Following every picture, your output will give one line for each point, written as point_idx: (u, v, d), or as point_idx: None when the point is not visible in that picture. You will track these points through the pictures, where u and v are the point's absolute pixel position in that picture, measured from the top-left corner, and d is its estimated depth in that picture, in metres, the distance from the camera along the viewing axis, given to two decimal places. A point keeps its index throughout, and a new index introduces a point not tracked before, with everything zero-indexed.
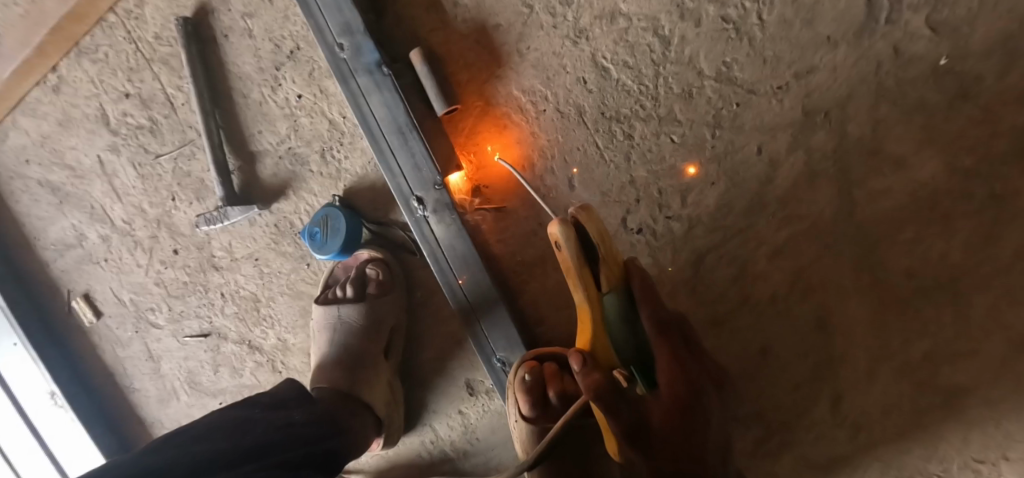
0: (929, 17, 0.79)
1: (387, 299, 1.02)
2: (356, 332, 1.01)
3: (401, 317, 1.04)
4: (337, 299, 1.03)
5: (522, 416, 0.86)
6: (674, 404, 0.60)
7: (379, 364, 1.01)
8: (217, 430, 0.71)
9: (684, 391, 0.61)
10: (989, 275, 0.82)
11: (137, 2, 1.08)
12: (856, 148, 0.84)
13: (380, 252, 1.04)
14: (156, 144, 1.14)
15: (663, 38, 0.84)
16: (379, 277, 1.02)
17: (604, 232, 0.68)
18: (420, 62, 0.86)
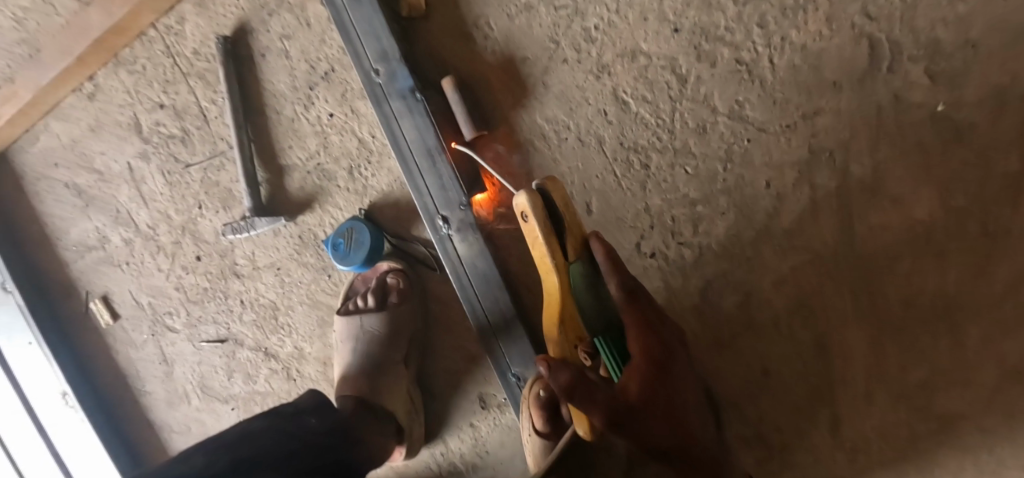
0: (928, 67, 0.85)
1: (407, 308, 1.05)
2: (377, 340, 1.05)
3: (418, 325, 1.08)
4: (359, 308, 1.07)
5: (534, 430, 0.91)
6: (640, 376, 0.68)
7: (398, 371, 1.05)
8: (233, 443, 0.73)
9: (648, 362, 0.70)
10: (981, 310, 0.87)
11: (178, 18, 1.13)
12: (857, 185, 0.89)
13: (400, 262, 1.08)
14: (187, 154, 1.18)
15: (680, 76, 0.90)
16: (399, 286, 1.06)
17: (569, 200, 0.77)
18: (451, 89, 0.91)
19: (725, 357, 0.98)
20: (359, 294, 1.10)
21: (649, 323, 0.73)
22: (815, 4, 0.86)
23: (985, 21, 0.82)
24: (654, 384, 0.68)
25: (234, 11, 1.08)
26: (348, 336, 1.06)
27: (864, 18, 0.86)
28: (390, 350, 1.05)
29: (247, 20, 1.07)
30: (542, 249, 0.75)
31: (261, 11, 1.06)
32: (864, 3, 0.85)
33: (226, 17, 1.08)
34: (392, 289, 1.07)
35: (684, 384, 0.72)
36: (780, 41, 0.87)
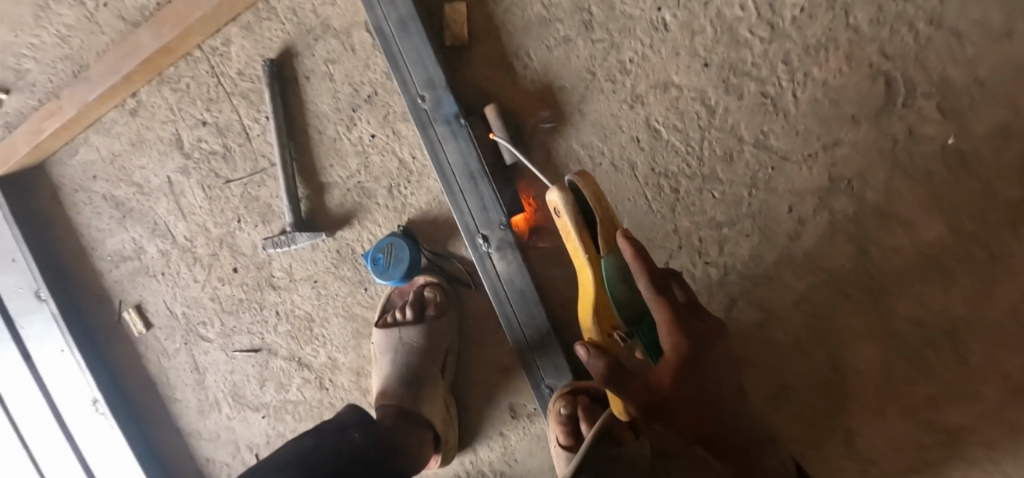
0: (939, 103, 0.91)
1: (443, 320, 1.11)
2: (415, 351, 1.10)
3: (454, 338, 1.13)
4: (397, 320, 1.12)
5: (560, 444, 0.97)
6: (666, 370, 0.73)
7: (436, 382, 1.10)
8: (288, 463, 0.78)
9: (676, 356, 0.74)
10: (988, 329, 0.92)
11: (223, 40, 1.17)
12: (873, 211, 0.95)
13: (435, 277, 1.13)
14: (228, 170, 1.22)
15: (709, 107, 0.96)
16: (436, 299, 1.12)
17: (600, 196, 0.82)
18: (494, 116, 0.97)
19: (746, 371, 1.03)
20: (396, 307, 1.15)
21: (682, 319, 0.75)
22: (837, 43, 0.92)
23: (993, 60, 0.89)
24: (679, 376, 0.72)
25: (280, 35, 1.12)
26: (386, 348, 1.11)
27: (881, 57, 0.92)
28: (427, 361, 1.10)
29: (293, 44, 1.12)
30: (574, 243, 0.84)
31: (307, 36, 1.11)
32: (881, 43, 0.92)
33: (272, 41, 1.13)
34: (428, 302, 1.12)
35: (714, 378, 0.75)
36: (803, 77, 0.93)
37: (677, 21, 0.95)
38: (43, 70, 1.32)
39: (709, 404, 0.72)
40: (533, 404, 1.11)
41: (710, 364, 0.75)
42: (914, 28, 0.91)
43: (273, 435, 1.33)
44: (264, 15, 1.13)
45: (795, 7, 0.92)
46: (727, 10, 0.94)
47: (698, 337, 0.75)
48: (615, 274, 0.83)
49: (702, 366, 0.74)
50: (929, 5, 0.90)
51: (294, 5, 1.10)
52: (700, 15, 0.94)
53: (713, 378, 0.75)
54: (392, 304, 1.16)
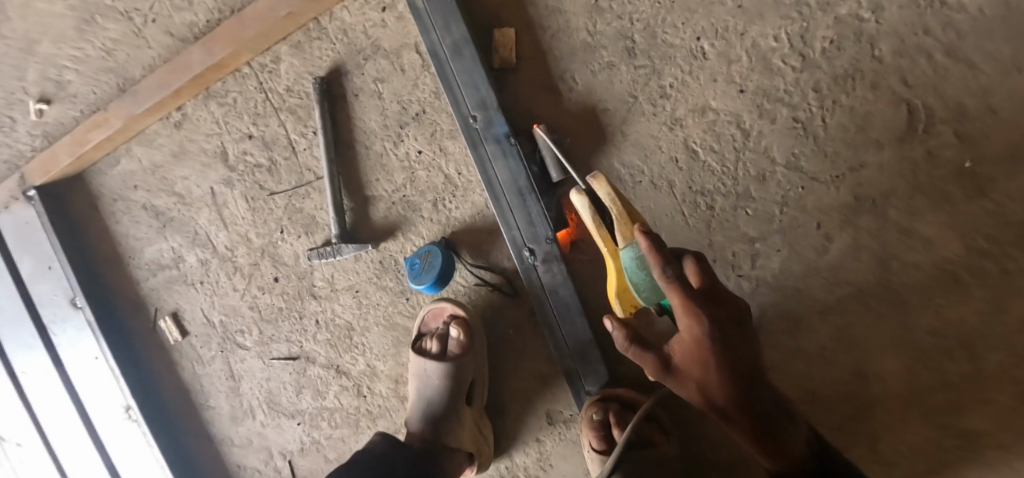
0: (956, 129, 0.97)
1: (467, 357, 1.14)
2: (442, 384, 1.13)
3: (480, 371, 1.16)
4: (426, 351, 1.16)
5: (593, 449, 1.04)
6: (679, 352, 0.77)
7: (462, 413, 1.14)
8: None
9: (687, 341, 0.75)
10: (1002, 338, 0.99)
11: (273, 58, 1.21)
12: (895, 228, 1.01)
13: (464, 312, 1.15)
14: (273, 183, 1.26)
15: (744, 130, 1.03)
16: (460, 337, 1.14)
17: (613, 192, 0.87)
18: (542, 136, 1.02)
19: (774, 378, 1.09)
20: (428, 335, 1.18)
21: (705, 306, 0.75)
22: (863, 72, 0.99)
23: (1005, 91, 0.94)
24: (689, 360, 0.75)
25: (330, 55, 1.17)
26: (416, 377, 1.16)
27: (903, 86, 0.98)
28: (455, 395, 1.14)
29: (343, 63, 1.17)
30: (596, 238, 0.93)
31: (357, 56, 1.16)
32: (903, 73, 0.98)
33: (322, 59, 1.18)
34: (454, 337, 1.15)
35: (730, 360, 0.74)
36: (832, 103, 1.00)
37: (714, 49, 1.02)
38: (87, 81, 1.31)
39: (723, 386, 0.74)
40: (569, 410, 1.16)
41: (726, 347, 0.74)
42: (933, 60, 0.96)
43: (307, 441, 1.36)
44: (315, 35, 1.17)
45: (824, 39, 0.99)
46: (761, 41, 1.01)
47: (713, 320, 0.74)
48: (630, 265, 0.88)
49: (718, 350, 0.74)
50: (947, 37, 0.95)
51: (345, 26, 1.15)
52: (736, 44, 1.01)
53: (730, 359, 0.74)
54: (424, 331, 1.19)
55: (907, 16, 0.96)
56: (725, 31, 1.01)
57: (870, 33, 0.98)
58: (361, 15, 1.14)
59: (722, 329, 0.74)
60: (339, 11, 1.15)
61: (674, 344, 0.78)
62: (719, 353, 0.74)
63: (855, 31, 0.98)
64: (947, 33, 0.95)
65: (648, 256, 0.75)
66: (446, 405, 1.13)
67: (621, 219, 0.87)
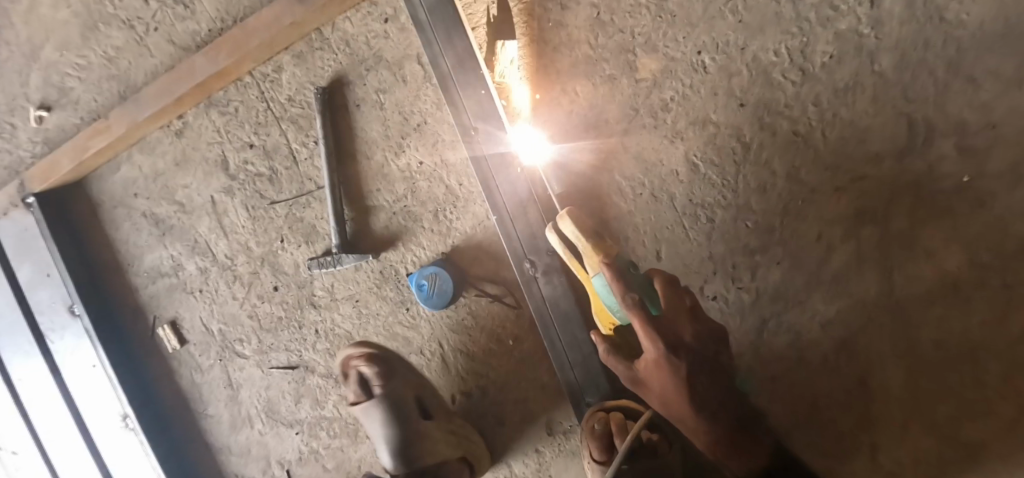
0: (956, 143, 0.97)
1: (394, 382, 1.16)
2: (383, 412, 1.15)
3: (417, 385, 1.18)
4: (360, 400, 1.17)
5: (595, 460, 1.03)
6: (643, 367, 0.82)
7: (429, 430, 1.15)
8: None
9: (646, 361, 0.80)
10: (1002, 351, 0.99)
11: (275, 67, 1.21)
12: (896, 241, 1.01)
13: (363, 348, 1.18)
14: (274, 191, 1.26)
15: (745, 144, 1.03)
16: (371, 370, 1.16)
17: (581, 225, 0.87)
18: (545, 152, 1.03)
19: (775, 389, 1.09)
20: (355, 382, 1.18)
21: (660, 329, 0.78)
22: (863, 87, 0.99)
23: (1005, 107, 0.95)
24: (651, 376, 0.81)
25: (332, 65, 1.17)
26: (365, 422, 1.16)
27: (903, 101, 0.98)
28: (404, 423, 1.15)
29: (345, 73, 1.17)
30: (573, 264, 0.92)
31: (359, 66, 1.16)
32: (904, 87, 0.98)
33: (324, 69, 1.18)
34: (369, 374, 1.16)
35: (682, 385, 0.77)
36: (833, 117, 1.01)
37: (716, 63, 1.02)
38: (88, 89, 1.31)
39: (677, 403, 0.79)
40: (570, 421, 1.17)
41: (679, 373, 0.77)
42: (934, 75, 0.97)
43: (306, 451, 1.36)
44: (317, 45, 1.18)
45: (825, 53, 0.99)
46: (762, 55, 1.01)
47: (666, 348, 0.76)
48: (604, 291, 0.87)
49: (670, 373, 0.77)
50: (947, 52, 0.96)
51: (348, 37, 1.16)
52: (738, 58, 1.02)
53: (682, 384, 0.77)
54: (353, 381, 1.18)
55: (906, 32, 0.97)
56: (726, 45, 1.02)
57: (870, 48, 0.98)
58: (363, 26, 1.14)
59: (677, 355, 0.77)
60: (341, 21, 1.15)
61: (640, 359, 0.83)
62: (672, 377, 0.77)
63: (855, 46, 0.99)
64: (947, 48, 0.96)
65: (611, 286, 0.80)
66: (404, 431, 1.14)
67: (592, 247, 0.86)
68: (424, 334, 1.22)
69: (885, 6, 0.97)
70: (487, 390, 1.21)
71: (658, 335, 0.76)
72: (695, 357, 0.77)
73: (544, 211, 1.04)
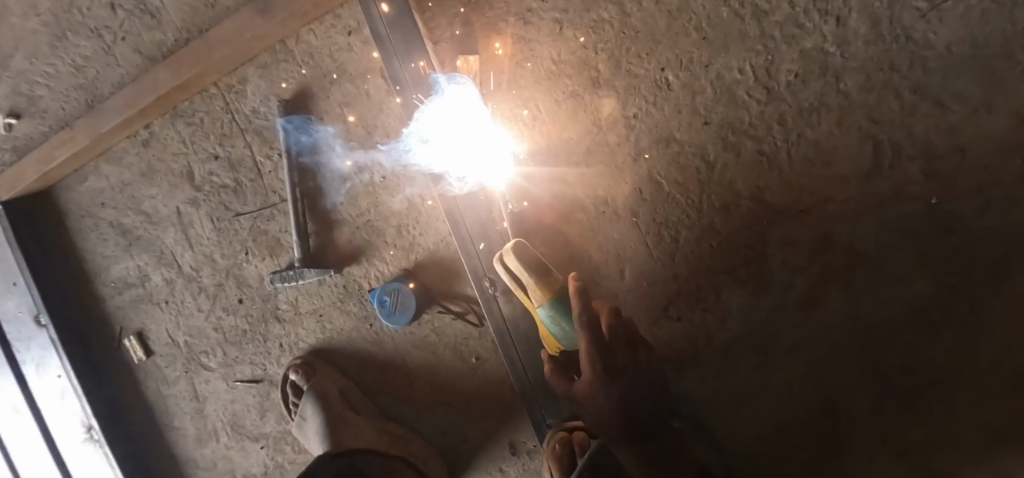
0: (923, 166, 0.95)
1: (318, 377, 1.21)
2: (306, 400, 1.20)
3: (342, 383, 1.23)
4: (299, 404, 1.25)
5: None
6: (580, 387, 0.90)
7: (354, 420, 1.20)
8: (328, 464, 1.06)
9: (584, 382, 0.89)
10: (968, 376, 0.97)
11: (240, 79, 1.19)
12: (862, 264, 0.99)
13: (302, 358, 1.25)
14: (238, 203, 1.24)
15: (709, 163, 1.01)
16: (298, 374, 1.22)
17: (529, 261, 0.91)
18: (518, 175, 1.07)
19: (738, 413, 1.07)
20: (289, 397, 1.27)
21: (602, 351, 0.88)
22: (829, 107, 0.97)
23: (972, 130, 0.93)
24: (586, 395, 0.90)
25: (296, 77, 1.16)
26: (302, 419, 1.22)
27: (869, 122, 0.96)
28: (328, 411, 1.19)
29: (308, 85, 1.16)
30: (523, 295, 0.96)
31: (322, 79, 1.15)
32: (870, 108, 0.96)
33: (288, 82, 1.17)
34: (297, 379, 1.23)
35: (616, 402, 0.88)
36: (797, 137, 0.99)
37: (679, 80, 1.01)
38: (57, 97, 1.26)
39: (608, 419, 0.88)
40: (532, 441, 1.18)
41: (613, 392, 0.87)
42: (900, 97, 0.95)
43: (271, 465, 1.36)
44: (281, 57, 1.16)
45: (789, 72, 0.97)
46: (726, 73, 0.99)
47: (605, 371, 0.87)
48: (553, 316, 0.91)
49: (606, 392, 0.87)
50: (913, 73, 0.94)
51: (311, 49, 1.14)
52: (702, 76, 1.00)
53: (616, 401, 0.88)
54: (286, 402, 1.28)
55: (873, 52, 0.95)
56: (691, 62, 1.00)
57: (836, 67, 0.96)
58: (328, 38, 1.13)
59: (613, 378, 0.88)
60: (306, 33, 1.14)
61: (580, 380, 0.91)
62: (607, 396, 0.88)
63: (821, 65, 0.97)
64: (913, 69, 0.94)
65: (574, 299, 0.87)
66: (328, 419, 1.19)
67: (539, 282, 0.90)
68: (389, 349, 1.23)
69: (852, 24, 0.95)
70: (452, 406, 1.22)
71: (598, 356, 0.87)
72: (628, 380, 0.88)
73: (503, 232, 1.07)
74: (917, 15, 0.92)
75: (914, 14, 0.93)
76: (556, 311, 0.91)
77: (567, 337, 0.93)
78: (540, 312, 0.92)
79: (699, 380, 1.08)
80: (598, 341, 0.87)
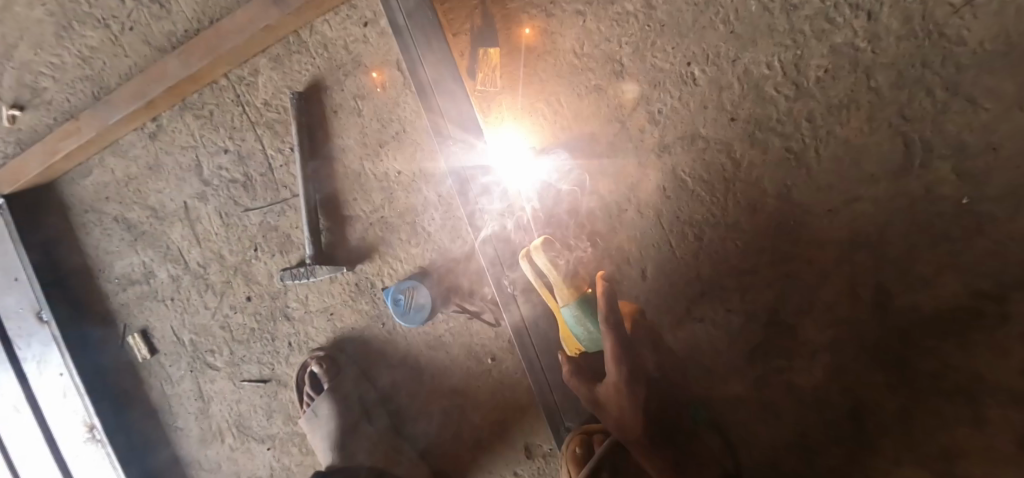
0: (954, 166, 0.92)
1: (339, 375, 1.20)
2: (324, 398, 1.19)
3: (361, 387, 1.22)
4: (312, 398, 1.22)
5: None
6: (605, 389, 0.86)
7: (367, 430, 1.20)
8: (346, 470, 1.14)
9: (608, 384, 0.84)
10: (1000, 383, 0.93)
11: (251, 70, 1.17)
12: (892, 266, 0.96)
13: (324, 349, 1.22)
14: (248, 199, 1.22)
15: (734, 160, 0.99)
16: (320, 366, 1.20)
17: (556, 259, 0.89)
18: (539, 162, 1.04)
19: (761, 418, 1.04)
20: (304, 390, 1.25)
21: (627, 352, 0.83)
22: (858, 104, 0.94)
23: (1005, 129, 0.89)
24: (610, 398, 0.86)
25: (310, 69, 1.13)
26: (315, 415, 1.21)
27: (900, 119, 0.93)
28: (343, 416, 1.20)
29: (322, 78, 1.13)
30: (548, 295, 0.93)
31: (336, 72, 1.12)
32: (900, 105, 0.93)
33: (301, 74, 1.14)
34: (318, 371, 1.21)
35: (641, 408, 0.83)
36: (826, 135, 0.96)
37: (705, 75, 0.98)
38: (62, 89, 1.22)
39: (631, 424, 0.84)
40: (549, 444, 1.15)
41: (637, 397, 0.83)
42: (932, 94, 0.92)
43: (278, 467, 1.33)
44: (294, 48, 1.13)
45: (819, 67, 0.95)
46: (754, 68, 0.97)
47: (630, 374, 0.83)
48: (578, 317, 0.88)
49: (631, 397, 0.83)
50: (946, 70, 0.91)
51: (326, 40, 1.11)
52: (729, 71, 0.98)
53: (641, 407, 0.83)
54: (300, 394, 1.25)
55: (905, 47, 0.92)
56: (717, 57, 0.98)
57: (866, 63, 0.94)
58: (342, 29, 1.10)
59: (638, 381, 0.84)
60: (320, 24, 1.11)
61: (603, 383, 0.87)
62: (632, 401, 0.83)
63: (851, 61, 0.94)
64: (945, 66, 0.91)
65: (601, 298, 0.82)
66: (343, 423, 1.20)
67: (565, 280, 0.87)
68: (401, 349, 1.20)
69: (883, 19, 0.92)
70: (466, 407, 1.19)
71: (623, 357, 0.82)
72: (652, 384, 0.86)
73: (525, 233, 1.04)
74: (951, 11, 0.89)
75: (948, 9, 0.90)
76: (582, 311, 0.88)
77: (592, 339, 0.90)
78: (564, 313, 0.90)
79: (720, 383, 1.05)
80: (624, 344, 0.83)
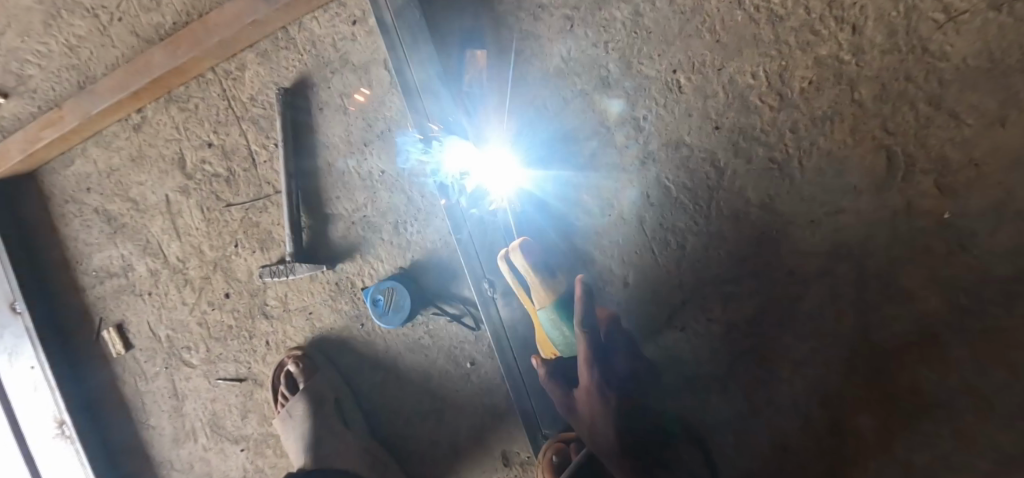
0: (936, 180, 0.92)
1: (315, 379, 1.19)
2: (298, 399, 1.17)
3: (339, 389, 1.20)
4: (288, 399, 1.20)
5: None
6: (579, 394, 0.87)
7: (342, 434, 1.18)
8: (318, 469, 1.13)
9: (581, 388, 0.85)
10: (979, 399, 0.92)
11: (238, 65, 1.16)
12: (873, 279, 0.95)
13: (302, 349, 1.21)
14: (230, 194, 1.20)
15: (718, 169, 0.99)
16: (298, 367, 1.19)
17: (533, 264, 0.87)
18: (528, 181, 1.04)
19: (743, 430, 1.03)
20: (280, 389, 1.22)
21: (597, 358, 0.83)
22: (842, 115, 0.94)
23: (986, 145, 0.89)
24: (583, 403, 0.86)
25: (297, 65, 1.13)
26: (288, 415, 1.19)
27: (883, 132, 0.93)
28: (318, 417, 1.18)
29: (309, 75, 1.13)
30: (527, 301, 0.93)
31: (324, 69, 1.12)
32: (884, 119, 0.93)
33: (288, 70, 1.13)
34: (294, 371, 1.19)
35: (611, 414, 0.83)
36: (810, 145, 0.96)
37: (691, 83, 0.99)
38: (47, 77, 1.21)
39: (603, 431, 0.84)
40: (526, 452, 1.13)
41: (607, 402, 0.83)
42: (915, 108, 0.92)
43: (251, 468, 1.30)
44: (282, 44, 1.13)
45: (803, 79, 0.95)
46: (739, 77, 0.97)
47: (601, 377, 0.83)
48: (555, 319, 0.87)
49: (601, 402, 0.84)
50: (929, 86, 0.91)
51: (314, 37, 1.11)
52: (714, 80, 0.98)
53: (611, 413, 0.83)
54: (275, 394, 1.23)
55: (888, 61, 0.92)
56: (703, 65, 0.98)
57: (850, 76, 0.94)
58: (331, 27, 1.10)
59: (609, 387, 0.84)
60: (309, 21, 1.11)
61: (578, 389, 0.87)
62: (602, 406, 0.84)
63: (835, 73, 0.94)
64: (928, 82, 0.91)
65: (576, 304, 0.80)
66: (316, 425, 1.18)
67: (543, 282, 0.86)
68: (379, 351, 1.19)
69: (868, 33, 0.93)
70: (444, 412, 1.17)
71: (594, 363, 0.83)
72: (625, 391, 0.85)
73: (507, 236, 1.04)
74: (934, 27, 0.90)
75: (932, 25, 0.90)
76: (559, 315, 0.87)
77: (566, 344, 0.89)
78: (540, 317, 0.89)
79: (701, 393, 1.04)
80: (596, 346, 0.83)
